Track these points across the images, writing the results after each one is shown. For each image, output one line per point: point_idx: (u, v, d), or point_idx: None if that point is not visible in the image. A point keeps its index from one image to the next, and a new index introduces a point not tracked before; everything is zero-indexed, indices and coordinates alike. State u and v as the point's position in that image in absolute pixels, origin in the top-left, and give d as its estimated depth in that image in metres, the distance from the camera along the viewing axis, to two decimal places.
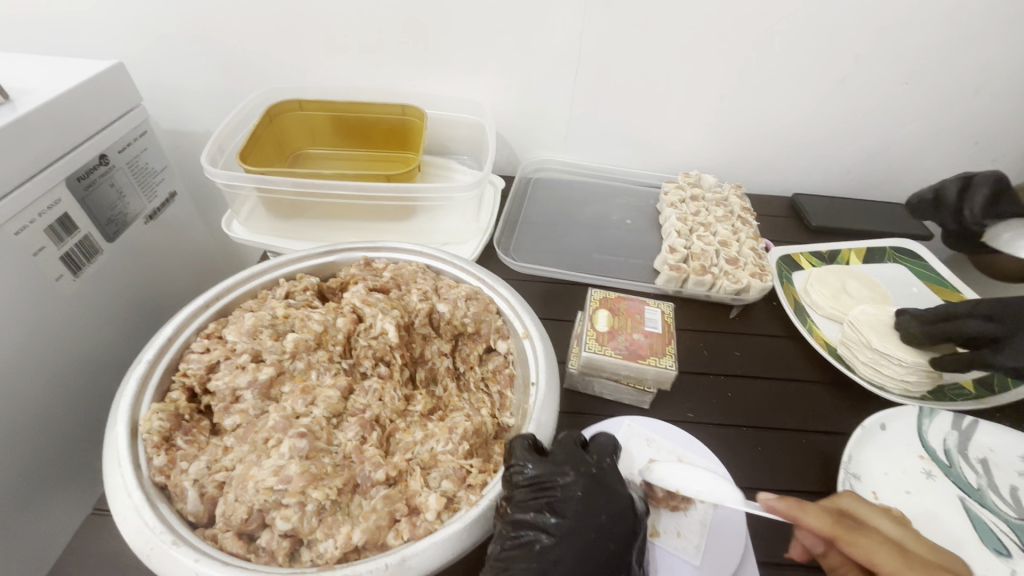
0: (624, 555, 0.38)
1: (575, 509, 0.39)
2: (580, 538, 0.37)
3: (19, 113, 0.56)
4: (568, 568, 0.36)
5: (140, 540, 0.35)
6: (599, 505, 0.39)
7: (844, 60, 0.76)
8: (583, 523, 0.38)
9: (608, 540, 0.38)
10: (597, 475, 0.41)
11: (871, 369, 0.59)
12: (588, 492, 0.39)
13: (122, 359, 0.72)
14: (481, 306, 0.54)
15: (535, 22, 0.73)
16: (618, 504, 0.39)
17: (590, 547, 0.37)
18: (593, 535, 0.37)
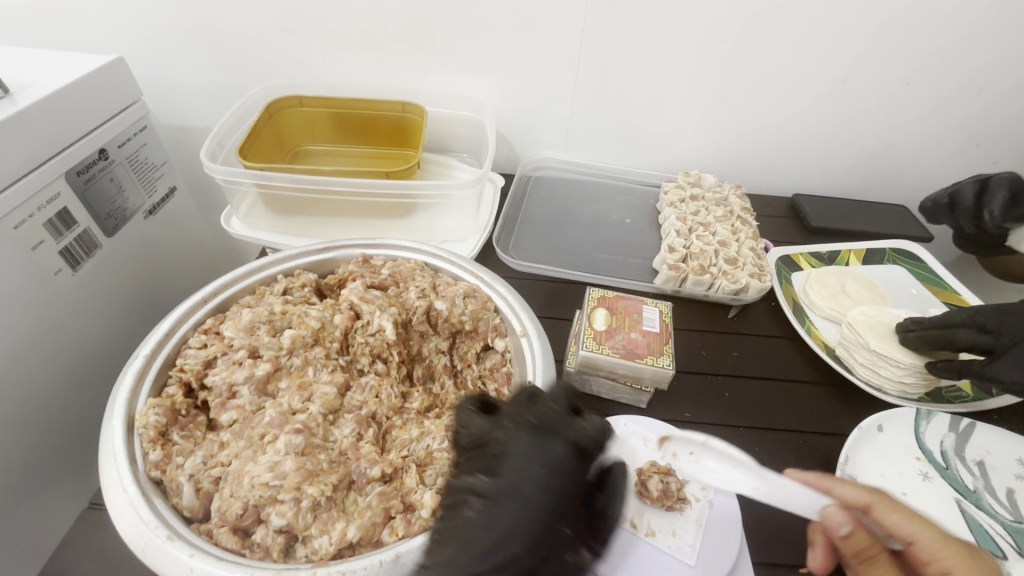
0: (561, 509, 0.37)
1: (510, 466, 0.38)
2: (511, 495, 0.37)
3: (19, 107, 0.56)
4: (499, 530, 0.36)
5: (135, 535, 0.35)
6: (533, 459, 0.39)
7: (846, 61, 0.76)
8: (514, 480, 0.38)
9: (540, 493, 0.37)
10: (539, 427, 0.40)
11: (869, 370, 0.59)
12: (524, 448, 0.39)
13: (120, 353, 0.72)
14: (479, 304, 0.54)
15: (535, 20, 0.73)
16: (552, 456, 0.39)
17: (521, 502, 0.37)
18: (527, 492, 0.37)
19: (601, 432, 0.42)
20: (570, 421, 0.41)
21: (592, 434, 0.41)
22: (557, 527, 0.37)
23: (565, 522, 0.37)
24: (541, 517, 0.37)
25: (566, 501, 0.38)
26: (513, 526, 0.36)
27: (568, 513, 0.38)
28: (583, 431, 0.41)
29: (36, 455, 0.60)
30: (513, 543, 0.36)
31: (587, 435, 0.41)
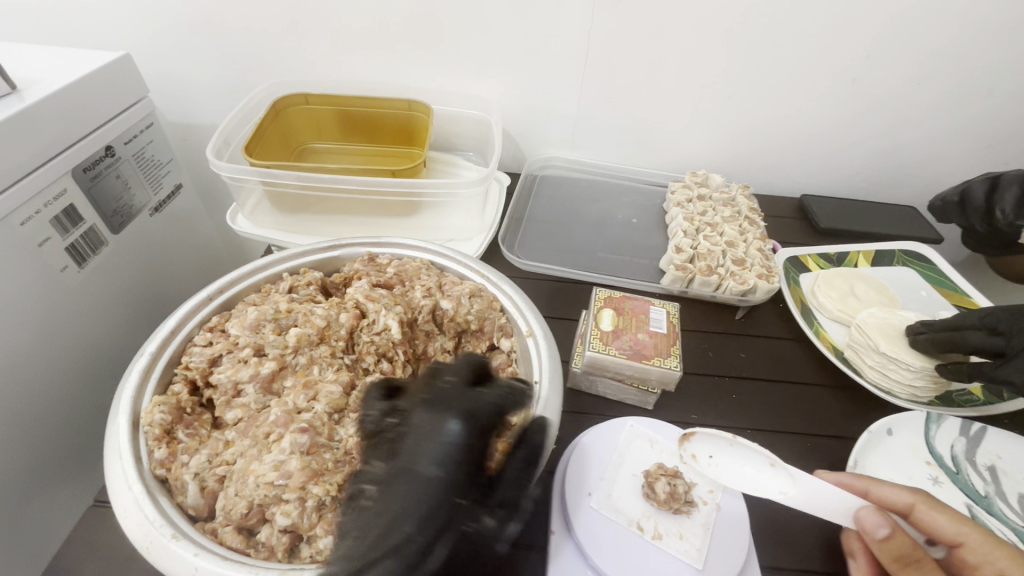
0: (453, 488, 0.36)
1: (403, 446, 0.37)
2: (403, 476, 0.36)
3: (25, 104, 0.56)
4: (390, 515, 0.35)
5: (140, 534, 0.35)
6: (423, 434, 0.37)
7: (855, 60, 0.75)
8: (404, 462, 0.36)
9: (432, 467, 0.36)
10: (432, 402, 0.39)
11: (878, 373, 0.59)
12: (415, 426, 0.38)
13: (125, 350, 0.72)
14: (484, 304, 0.54)
15: (542, 18, 0.72)
16: (440, 430, 0.37)
17: (414, 483, 0.35)
18: (417, 470, 0.36)
19: (499, 399, 0.40)
20: (464, 392, 0.40)
21: (487, 403, 0.39)
22: (449, 500, 0.35)
23: (459, 493, 0.36)
24: (433, 492, 0.35)
25: (459, 473, 0.36)
26: (403, 507, 0.35)
27: (461, 483, 0.36)
28: (478, 400, 0.39)
29: (42, 452, 0.60)
30: (400, 521, 0.34)
31: (481, 405, 0.39)
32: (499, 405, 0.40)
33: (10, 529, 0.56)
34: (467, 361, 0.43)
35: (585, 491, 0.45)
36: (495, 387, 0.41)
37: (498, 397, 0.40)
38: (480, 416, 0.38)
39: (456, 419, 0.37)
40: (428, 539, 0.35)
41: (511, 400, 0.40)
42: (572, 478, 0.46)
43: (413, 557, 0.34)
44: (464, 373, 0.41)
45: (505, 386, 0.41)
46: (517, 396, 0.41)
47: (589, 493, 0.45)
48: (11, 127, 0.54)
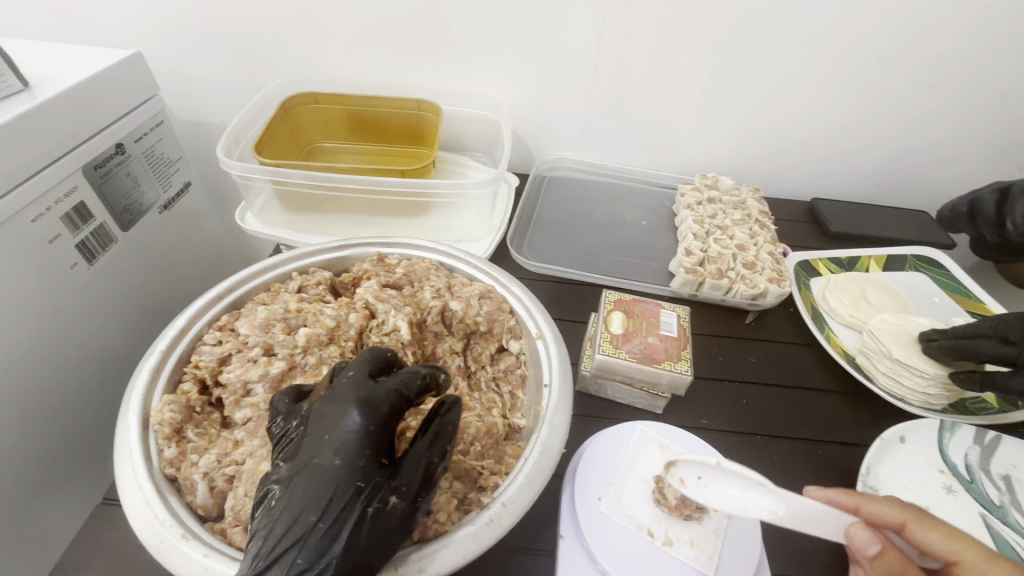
0: (354, 477, 0.34)
1: (303, 443, 0.35)
2: (305, 469, 0.34)
3: (38, 101, 0.56)
4: (293, 512, 0.33)
5: (150, 534, 0.35)
6: (324, 424, 0.35)
7: (868, 64, 0.74)
8: (303, 458, 0.34)
9: (330, 456, 0.34)
10: (328, 397, 0.37)
11: (890, 379, 0.58)
12: (312, 421, 0.36)
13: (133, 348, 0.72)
14: (494, 305, 0.54)
15: (552, 19, 0.72)
16: (337, 420, 0.35)
17: (314, 474, 0.33)
18: (316, 460, 0.34)
19: (398, 384, 0.38)
20: (362, 379, 0.38)
21: (384, 388, 0.37)
22: (350, 486, 0.33)
23: (360, 478, 0.34)
24: (332, 480, 0.33)
25: (361, 458, 0.34)
26: (307, 500, 0.33)
27: (363, 467, 0.34)
28: (376, 386, 0.37)
29: (48, 451, 0.60)
30: (302, 512, 0.33)
31: (379, 391, 0.37)
32: (400, 389, 0.38)
33: (17, 526, 0.56)
34: (369, 356, 0.40)
35: (595, 496, 0.44)
36: (397, 377, 0.39)
37: (399, 382, 0.38)
38: (377, 402, 0.36)
39: (355, 408, 0.35)
40: (333, 530, 0.32)
41: (413, 384, 0.39)
42: (582, 482, 0.45)
43: (321, 549, 0.32)
44: (364, 366, 0.39)
45: (408, 372, 0.39)
46: (420, 380, 0.39)
47: (598, 498, 0.44)
48: (23, 124, 0.54)
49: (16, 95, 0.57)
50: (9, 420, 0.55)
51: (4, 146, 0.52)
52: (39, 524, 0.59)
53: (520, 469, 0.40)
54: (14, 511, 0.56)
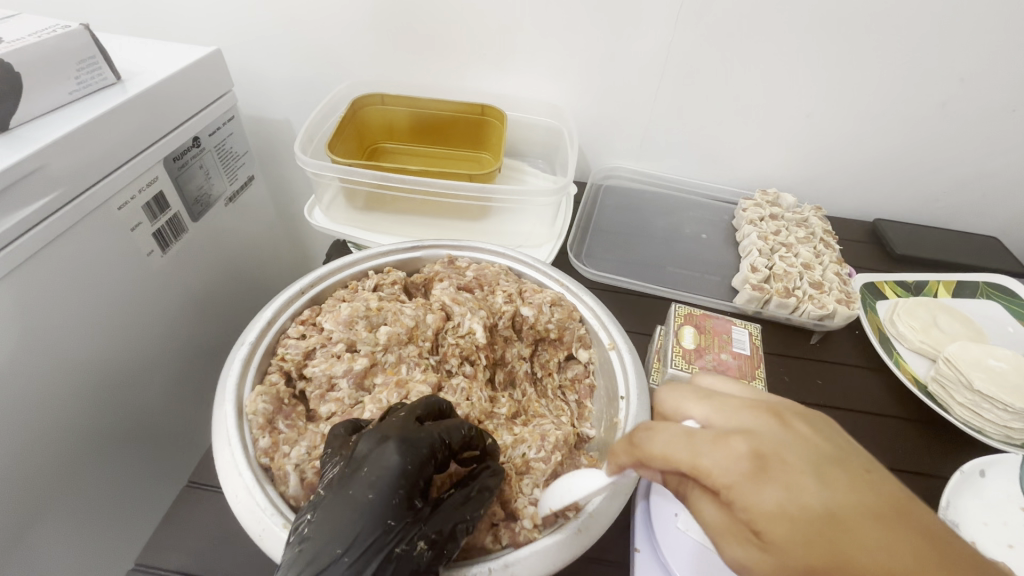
0: (386, 514, 0.34)
1: (342, 475, 0.36)
2: (339, 499, 0.34)
3: (130, 95, 0.58)
4: (317, 541, 0.33)
5: (253, 522, 0.36)
6: (365, 458, 0.35)
7: (946, 84, 0.72)
8: (340, 490, 0.35)
9: (365, 489, 0.34)
10: (375, 432, 0.37)
11: (967, 411, 0.56)
12: (354, 456, 0.36)
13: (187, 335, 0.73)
14: (565, 313, 0.53)
15: (625, 28, 0.72)
16: (378, 458, 0.35)
17: (345, 506, 0.34)
18: (351, 492, 0.34)
19: (444, 430, 0.38)
20: (407, 421, 0.38)
21: (427, 434, 0.37)
22: (381, 524, 0.34)
23: (392, 516, 0.34)
24: (364, 514, 0.33)
25: (396, 497, 0.34)
26: (336, 531, 0.33)
27: (397, 506, 0.34)
28: (420, 428, 0.37)
29: (111, 429, 0.62)
30: (331, 542, 0.33)
31: (423, 435, 0.37)
32: (444, 438, 0.38)
33: (71, 497, 0.58)
34: (427, 402, 0.41)
35: (671, 512, 0.44)
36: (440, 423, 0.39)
37: (443, 430, 0.38)
38: (417, 443, 0.36)
39: (396, 446, 0.35)
40: (357, 567, 0.32)
41: (456, 435, 0.39)
42: (656, 498, 0.45)
43: None
44: (417, 410, 0.40)
45: (454, 422, 0.39)
46: (463, 431, 0.39)
47: (676, 514, 0.43)
48: (116, 115, 0.56)
49: (109, 88, 0.59)
50: (77, 397, 0.57)
51: (99, 134, 0.54)
52: (94, 499, 0.62)
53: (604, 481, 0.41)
54: (73, 486, 0.58)
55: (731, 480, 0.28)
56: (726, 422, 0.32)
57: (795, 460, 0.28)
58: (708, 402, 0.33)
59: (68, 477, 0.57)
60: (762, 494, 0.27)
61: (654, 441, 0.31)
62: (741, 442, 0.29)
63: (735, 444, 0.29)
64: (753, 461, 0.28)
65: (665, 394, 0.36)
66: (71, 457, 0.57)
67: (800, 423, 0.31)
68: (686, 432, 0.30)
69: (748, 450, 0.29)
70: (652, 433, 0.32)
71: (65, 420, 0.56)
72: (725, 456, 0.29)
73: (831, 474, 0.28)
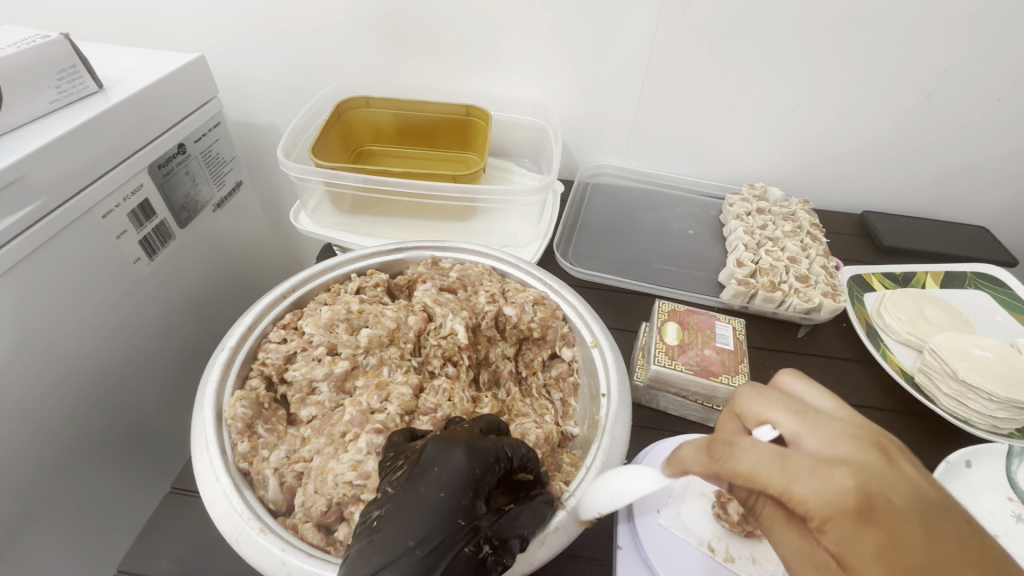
0: (458, 519, 0.33)
1: (417, 471, 0.35)
2: (411, 496, 0.34)
3: (111, 103, 0.58)
4: (395, 530, 0.32)
5: (228, 525, 0.36)
6: (432, 459, 0.35)
7: (932, 74, 0.72)
8: (412, 486, 0.34)
9: (436, 489, 0.34)
10: (444, 435, 0.37)
11: (953, 401, 0.55)
12: (431, 452, 0.36)
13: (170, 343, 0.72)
14: (548, 312, 0.53)
15: (606, 26, 0.72)
16: (452, 460, 0.35)
17: (417, 502, 0.33)
18: (422, 490, 0.34)
19: (506, 446, 0.38)
20: (472, 431, 0.38)
21: (494, 448, 0.37)
22: (450, 524, 0.33)
23: (461, 517, 0.33)
24: (437, 511, 0.33)
25: (468, 498, 0.34)
26: (410, 524, 0.33)
27: (466, 506, 0.34)
28: (483, 437, 0.37)
29: (95, 437, 0.62)
30: (402, 535, 0.32)
31: (487, 441, 0.37)
32: (508, 451, 0.37)
33: (54, 505, 0.58)
34: (489, 417, 0.41)
35: (654, 508, 0.44)
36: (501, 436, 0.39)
37: (507, 443, 0.38)
38: (483, 451, 0.36)
39: (463, 449, 0.35)
40: (429, 562, 0.32)
41: (518, 452, 0.38)
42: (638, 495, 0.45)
43: None
44: (480, 423, 0.40)
45: (513, 439, 0.39)
46: (522, 452, 0.39)
47: (658, 511, 0.44)
48: (96, 123, 0.56)
49: (91, 96, 0.59)
50: (59, 406, 0.56)
51: (80, 142, 0.54)
52: (77, 508, 0.61)
53: (583, 478, 0.40)
54: (53, 496, 0.57)
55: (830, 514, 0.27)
56: (821, 445, 0.30)
57: (900, 503, 0.28)
58: (802, 418, 0.31)
59: (49, 487, 0.57)
60: (860, 535, 0.27)
61: (740, 456, 0.29)
62: (846, 475, 0.28)
63: (840, 475, 0.28)
64: (862, 499, 0.27)
65: (748, 401, 0.34)
66: (52, 467, 0.57)
67: (902, 461, 0.30)
68: (781, 451, 0.29)
69: (856, 485, 0.28)
70: (736, 448, 0.30)
71: (46, 430, 0.55)
72: (826, 486, 0.27)
73: (937, 524, 0.28)
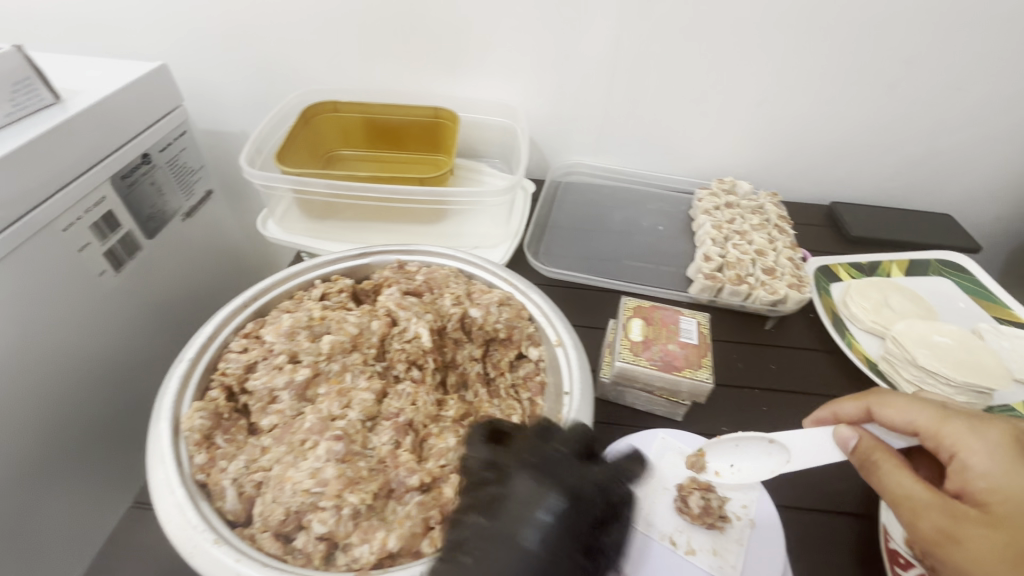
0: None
1: (506, 510, 0.36)
2: (496, 544, 0.35)
3: (69, 115, 0.57)
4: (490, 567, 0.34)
5: (182, 539, 0.35)
6: (512, 494, 0.36)
7: (891, 66, 0.73)
8: (504, 529, 0.35)
9: (527, 538, 0.34)
10: (538, 468, 0.37)
11: (914, 387, 0.57)
12: (532, 487, 0.36)
13: (138, 355, 0.71)
14: (513, 312, 0.54)
15: (570, 26, 0.73)
16: (552, 510, 0.35)
17: (508, 551, 0.34)
18: (510, 535, 0.35)
19: (608, 483, 0.37)
20: (570, 464, 0.38)
21: (593, 492, 0.36)
22: None
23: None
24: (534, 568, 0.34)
25: (557, 536, 0.35)
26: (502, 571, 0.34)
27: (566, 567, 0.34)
28: (586, 480, 0.37)
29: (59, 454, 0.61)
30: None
31: (587, 485, 0.37)
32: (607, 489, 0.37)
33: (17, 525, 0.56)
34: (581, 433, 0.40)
35: None
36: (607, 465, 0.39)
37: (609, 482, 0.37)
38: (587, 501, 0.36)
39: (560, 500, 0.35)
40: None
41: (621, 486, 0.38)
42: None
43: None
44: (574, 445, 0.39)
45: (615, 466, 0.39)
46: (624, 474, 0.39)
47: None
48: (54, 136, 0.55)
49: (48, 108, 0.58)
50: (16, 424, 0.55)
51: (35, 155, 0.53)
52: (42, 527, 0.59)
53: None
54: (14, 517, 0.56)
55: (979, 450, 0.39)
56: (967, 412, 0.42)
57: None
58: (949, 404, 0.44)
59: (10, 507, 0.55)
60: (1004, 468, 0.37)
61: (891, 401, 0.44)
62: (998, 431, 0.39)
63: (992, 429, 0.40)
64: (1012, 446, 0.38)
65: None
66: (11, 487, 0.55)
67: None
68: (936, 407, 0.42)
69: (1005, 439, 0.39)
70: (890, 401, 0.44)
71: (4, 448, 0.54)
72: (981, 434, 0.39)
73: None
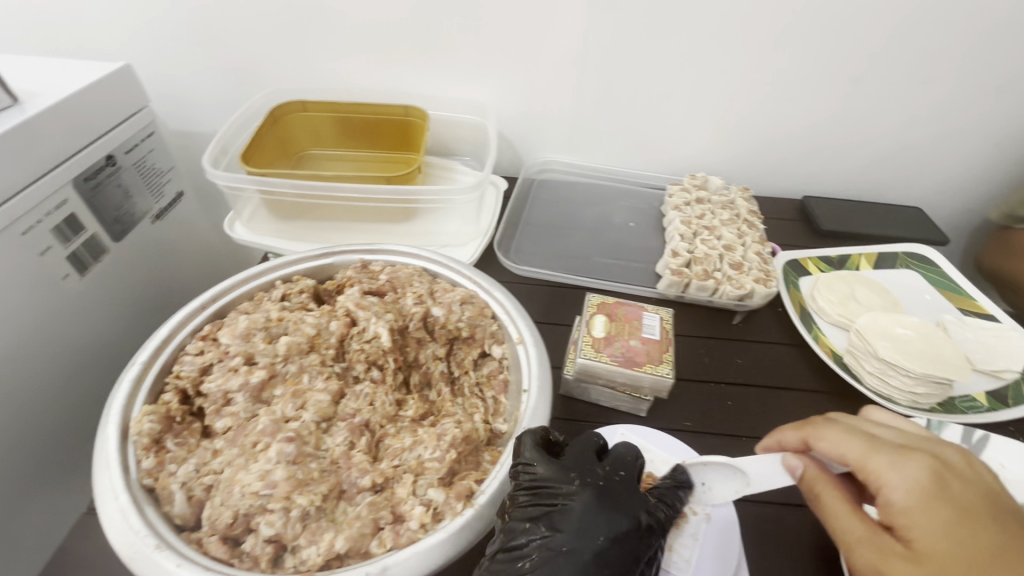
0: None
1: (573, 523, 0.38)
2: (558, 556, 0.36)
3: (26, 116, 0.56)
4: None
5: (125, 545, 0.35)
6: (577, 509, 0.38)
7: (857, 60, 0.74)
8: (580, 543, 0.37)
9: (592, 545, 0.37)
10: (603, 491, 0.39)
11: (877, 379, 0.57)
12: (590, 505, 0.38)
13: (105, 360, 0.70)
14: (475, 311, 0.54)
15: (539, 24, 0.73)
16: (619, 526, 0.38)
17: (569, 561, 0.36)
18: (569, 548, 0.37)
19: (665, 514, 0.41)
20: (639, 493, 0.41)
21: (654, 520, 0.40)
22: None
23: None
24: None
25: (614, 553, 0.37)
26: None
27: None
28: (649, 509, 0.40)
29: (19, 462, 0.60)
30: None
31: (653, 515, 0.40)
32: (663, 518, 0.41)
33: None
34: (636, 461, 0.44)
35: None
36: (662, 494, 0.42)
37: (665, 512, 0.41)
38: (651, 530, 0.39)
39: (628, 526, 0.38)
40: None
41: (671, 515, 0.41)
42: None
43: None
44: (632, 471, 0.42)
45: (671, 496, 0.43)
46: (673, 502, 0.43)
47: None
48: (9, 138, 0.54)
49: (5, 109, 0.57)
50: None
51: None
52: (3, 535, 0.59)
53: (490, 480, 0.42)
54: None
55: (901, 487, 0.36)
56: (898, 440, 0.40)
57: (973, 492, 0.36)
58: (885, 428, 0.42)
59: None
60: (926, 506, 0.36)
61: (826, 431, 0.41)
62: (921, 461, 0.37)
63: (917, 459, 0.38)
64: (934, 479, 0.36)
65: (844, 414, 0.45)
66: None
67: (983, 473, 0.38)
68: (863, 436, 0.40)
69: (929, 471, 0.37)
70: (824, 432, 0.41)
71: None
72: (902, 467, 0.37)
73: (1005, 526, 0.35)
